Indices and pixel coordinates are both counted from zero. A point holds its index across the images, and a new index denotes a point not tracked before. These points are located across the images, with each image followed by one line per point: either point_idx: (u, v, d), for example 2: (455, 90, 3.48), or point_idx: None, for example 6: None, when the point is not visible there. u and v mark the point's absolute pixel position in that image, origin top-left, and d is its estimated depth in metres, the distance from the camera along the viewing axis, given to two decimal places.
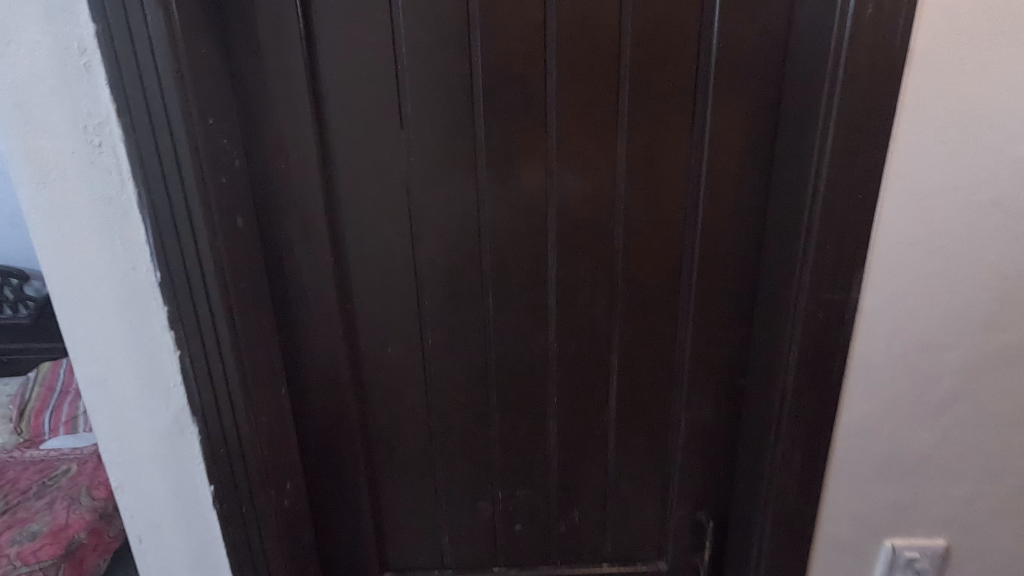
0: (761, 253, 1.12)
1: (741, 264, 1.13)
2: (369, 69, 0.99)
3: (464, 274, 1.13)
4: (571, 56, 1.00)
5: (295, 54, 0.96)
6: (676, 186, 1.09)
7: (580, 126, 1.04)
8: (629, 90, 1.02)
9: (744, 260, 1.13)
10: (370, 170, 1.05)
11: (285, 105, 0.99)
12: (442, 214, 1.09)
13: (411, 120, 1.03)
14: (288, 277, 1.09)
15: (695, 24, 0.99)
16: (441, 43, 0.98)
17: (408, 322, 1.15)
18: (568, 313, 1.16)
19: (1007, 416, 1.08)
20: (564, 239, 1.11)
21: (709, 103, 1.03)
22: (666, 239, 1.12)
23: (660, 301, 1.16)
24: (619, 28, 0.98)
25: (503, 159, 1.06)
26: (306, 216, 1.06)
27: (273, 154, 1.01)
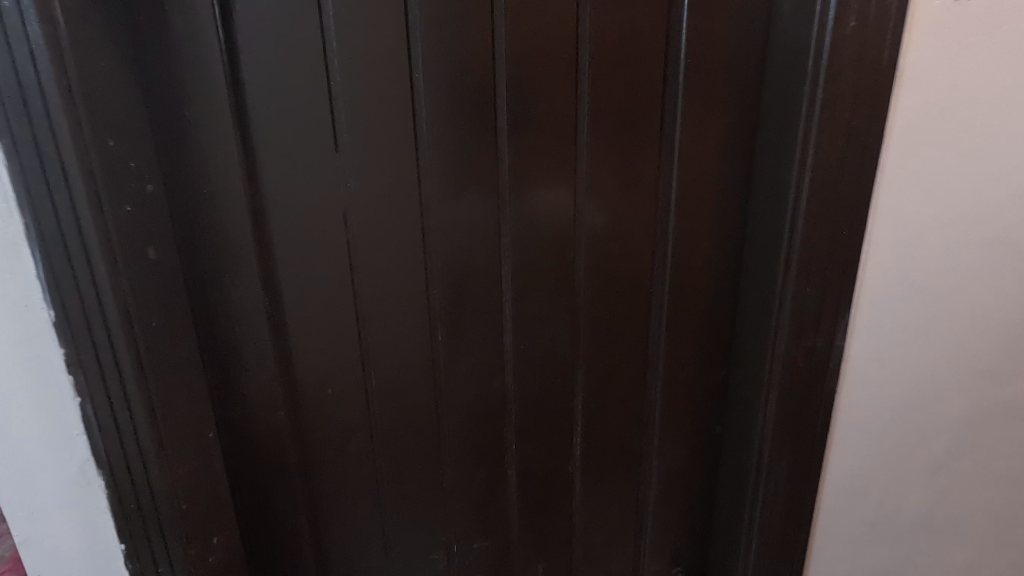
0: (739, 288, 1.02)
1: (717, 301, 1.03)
2: (298, 86, 0.89)
3: (411, 309, 1.03)
4: (523, 73, 0.90)
5: (213, 68, 0.86)
6: (644, 216, 0.98)
7: (535, 150, 0.94)
8: (588, 109, 0.92)
9: (720, 296, 1.02)
10: (303, 197, 0.95)
11: (204, 126, 0.88)
12: (384, 245, 0.99)
13: (347, 141, 0.92)
14: (216, 311, 0.99)
15: (660, 39, 0.89)
16: (378, 57, 0.88)
17: (350, 360, 1.05)
18: (526, 351, 1.06)
19: (1002, 467, 0.98)
20: (520, 271, 1.01)
21: (677, 125, 0.93)
22: (633, 272, 1.01)
23: (628, 339, 1.05)
24: (577, 42, 0.89)
25: (451, 185, 0.96)
26: (233, 245, 0.95)
27: (192, 179, 0.91)
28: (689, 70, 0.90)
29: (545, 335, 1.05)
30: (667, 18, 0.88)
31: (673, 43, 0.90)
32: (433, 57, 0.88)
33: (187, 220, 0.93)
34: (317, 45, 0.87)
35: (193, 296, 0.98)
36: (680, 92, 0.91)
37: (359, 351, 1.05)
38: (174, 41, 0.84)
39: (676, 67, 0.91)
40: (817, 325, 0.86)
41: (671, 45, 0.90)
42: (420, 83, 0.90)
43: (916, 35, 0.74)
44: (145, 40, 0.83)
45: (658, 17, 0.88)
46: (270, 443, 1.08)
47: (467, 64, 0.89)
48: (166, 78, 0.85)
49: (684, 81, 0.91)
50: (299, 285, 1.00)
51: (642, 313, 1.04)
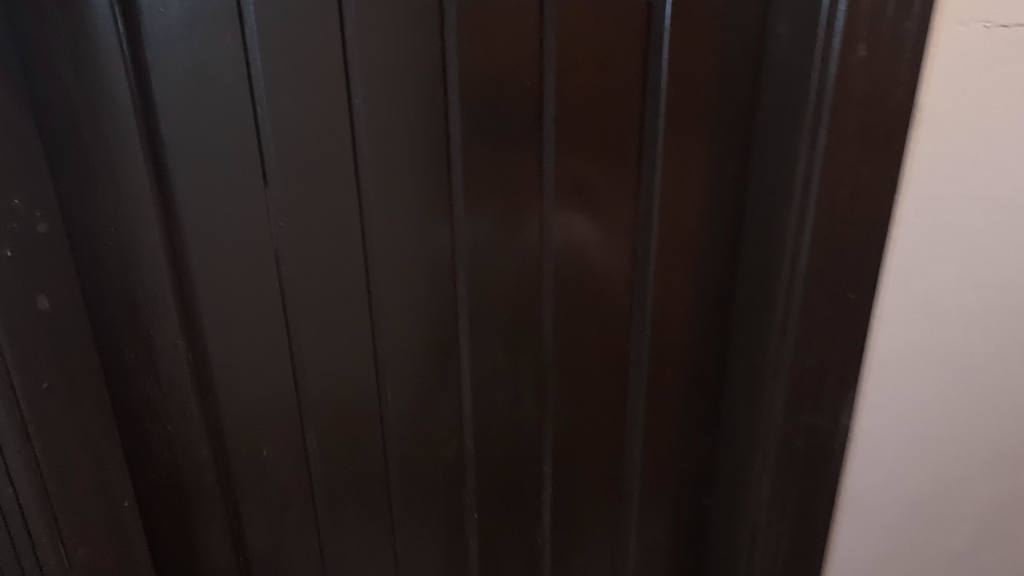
0: (729, 343, 0.90)
1: (702, 356, 0.90)
2: (218, 112, 0.76)
3: (356, 364, 0.90)
4: (479, 101, 0.78)
5: (117, 93, 0.74)
6: (619, 263, 0.86)
7: (493, 188, 0.82)
8: (554, 140, 0.80)
9: (705, 351, 0.90)
10: (227, 238, 0.82)
11: (109, 158, 0.76)
12: (322, 292, 0.86)
13: (276, 174, 0.80)
14: (130, 368, 0.86)
15: (637, 62, 0.77)
16: (310, 80, 0.76)
17: (287, 419, 0.92)
18: (487, 410, 0.93)
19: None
20: (478, 323, 0.88)
21: (658, 161, 0.80)
22: (608, 325, 0.89)
23: (604, 398, 0.93)
24: (540, 65, 0.77)
25: (398, 226, 0.84)
26: (146, 290, 0.82)
27: (97, 216, 0.78)
28: (671, 97, 0.78)
29: (506, 394, 0.92)
30: (644, 39, 0.76)
31: (651, 66, 0.77)
32: (375, 81, 0.77)
33: (94, 265, 0.81)
34: (238, 65, 0.75)
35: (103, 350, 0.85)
36: (660, 123, 0.79)
37: (296, 409, 0.92)
38: (71, 62, 0.72)
39: (655, 94, 0.78)
40: (818, 399, 0.74)
41: (650, 69, 0.78)
42: (360, 110, 0.78)
43: (938, 66, 0.62)
44: (37, 61, 0.72)
45: (633, 37, 0.76)
46: (198, 516, 0.95)
47: (414, 90, 0.77)
48: (63, 103, 0.73)
49: (665, 110, 0.78)
50: (226, 336, 0.87)
51: (619, 371, 0.91)
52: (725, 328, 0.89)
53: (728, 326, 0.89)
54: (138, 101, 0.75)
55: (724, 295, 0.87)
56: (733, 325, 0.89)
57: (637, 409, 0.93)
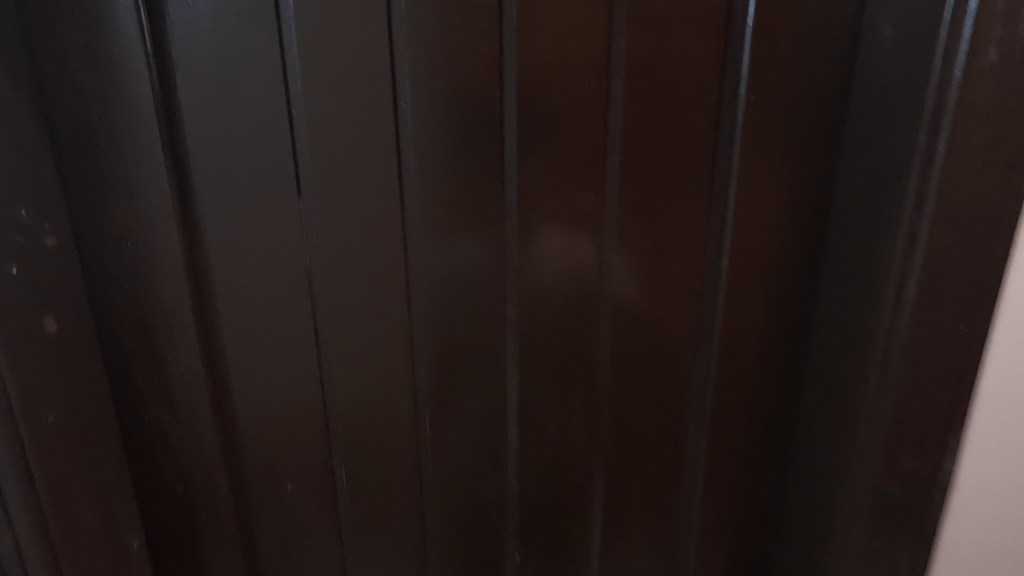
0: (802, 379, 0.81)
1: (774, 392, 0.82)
2: (249, 116, 0.69)
3: (393, 395, 0.82)
4: (538, 110, 0.71)
5: (137, 93, 0.66)
6: (686, 288, 0.79)
7: (549, 205, 0.75)
8: (618, 153, 0.73)
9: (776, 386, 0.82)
10: (256, 255, 0.75)
11: (125, 165, 0.69)
12: (359, 316, 0.79)
13: (312, 186, 0.72)
14: (143, 396, 0.78)
15: (714, 69, 0.70)
16: (353, 82, 0.69)
17: (314, 454, 0.84)
18: (533, 445, 0.85)
19: None
20: (527, 350, 0.81)
21: (733, 178, 0.73)
22: (670, 355, 0.81)
23: (661, 433, 0.85)
24: (605, 70, 0.70)
25: (444, 244, 0.76)
26: (164, 311, 0.75)
27: (112, 229, 0.71)
28: (750, 108, 0.71)
29: (555, 428, 0.84)
30: (722, 43, 0.69)
31: (729, 73, 0.70)
32: (425, 87, 0.70)
33: (106, 283, 0.73)
34: (274, 65, 0.67)
35: (114, 376, 0.77)
36: (736, 136, 0.72)
37: (324, 444, 0.84)
38: (87, 58, 0.65)
39: (733, 104, 0.71)
40: (921, 446, 0.67)
41: (727, 76, 0.70)
42: (407, 117, 0.71)
43: None
44: (50, 58, 0.65)
45: (711, 41, 0.69)
46: (212, 558, 0.86)
47: (468, 96, 0.70)
48: (77, 105, 0.66)
49: (743, 122, 0.71)
50: (252, 363, 0.79)
51: (678, 404, 0.84)
52: (797, 362, 0.81)
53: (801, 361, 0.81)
54: (160, 101, 0.67)
55: (802, 327, 0.80)
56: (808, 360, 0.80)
57: (697, 445, 0.85)
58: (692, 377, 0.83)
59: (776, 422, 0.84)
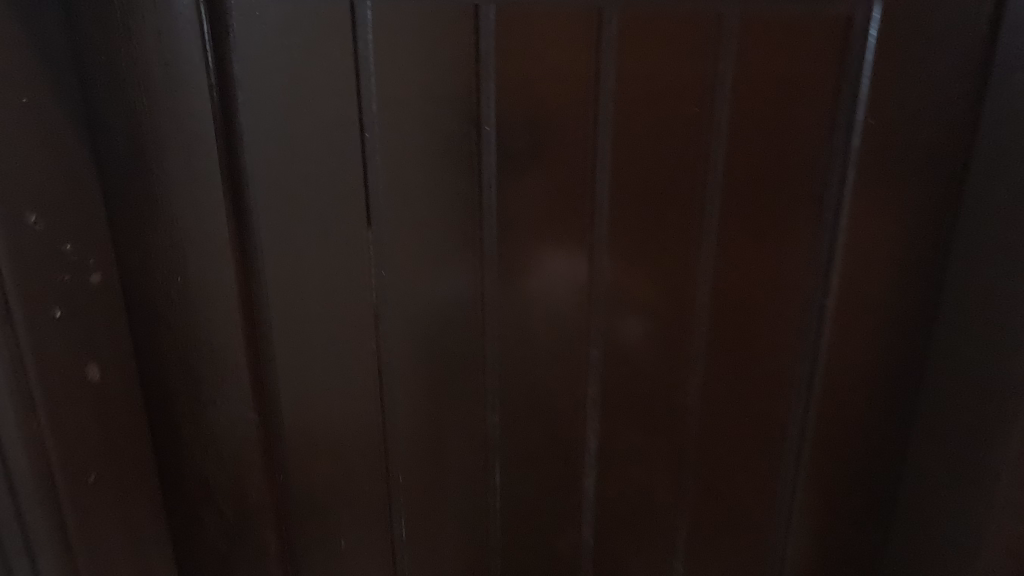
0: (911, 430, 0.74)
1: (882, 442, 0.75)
2: (319, 140, 0.63)
3: (462, 443, 0.75)
4: (634, 135, 0.65)
5: (195, 114, 0.60)
6: (786, 327, 0.72)
7: (641, 237, 0.69)
8: (719, 180, 0.67)
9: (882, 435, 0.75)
10: (318, 291, 0.68)
11: (178, 192, 0.62)
12: (427, 357, 0.72)
13: (383, 214, 0.66)
14: (186, 446, 0.71)
15: (828, 91, 0.64)
16: (435, 103, 0.63)
17: (372, 507, 0.77)
18: (612, 495, 0.78)
19: None
20: (610, 393, 0.74)
21: (845, 209, 0.68)
22: (766, 400, 0.75)
23: (752, 483, 0.78)
24: (709, 90, 0.64)
25: (523, 280, 0.70)
26: (213, 351, 0.68)
27: (159, 262, 0.65)
28: (867, 134, 0.65)
29: (637, 478, 0.77)
30: (840, 62, 0.63)
31: (843, 95, 0.64)
32: (512, 109, 0.63)
33: (151, 321, 0.66)
34: (348, 85, 0.61)
35: (155, 423, 0.70)
36: (850, 164, 0.66)
37: (383, 497, 0.77)
38: (142, 76, 0.59)
39: (846, 130, 0.65)
40: None
41: (841, 99, 0.65)
42: (490, 142, 0.64)
43: None
44: (102, 75, 0.60)
45: (826, 60, 0.63)
46: None
47: (560, 120, 0.64)
48: (128, 127, 0.61)
49: (859, 149, 0.66)
50: (308, 409, 0.72)
51: (772, 453, 0.76)
52: (907, 411, 0.74)
53: (912, 409, 0.74)
54: (220, 123, 0.61)
55: (913, 371, 0.73)
56: (920, 409, 0.73)
57: (790, 497, 0.78)
58: (787, 424, 0.75)
59: (879, 474, 0.77)
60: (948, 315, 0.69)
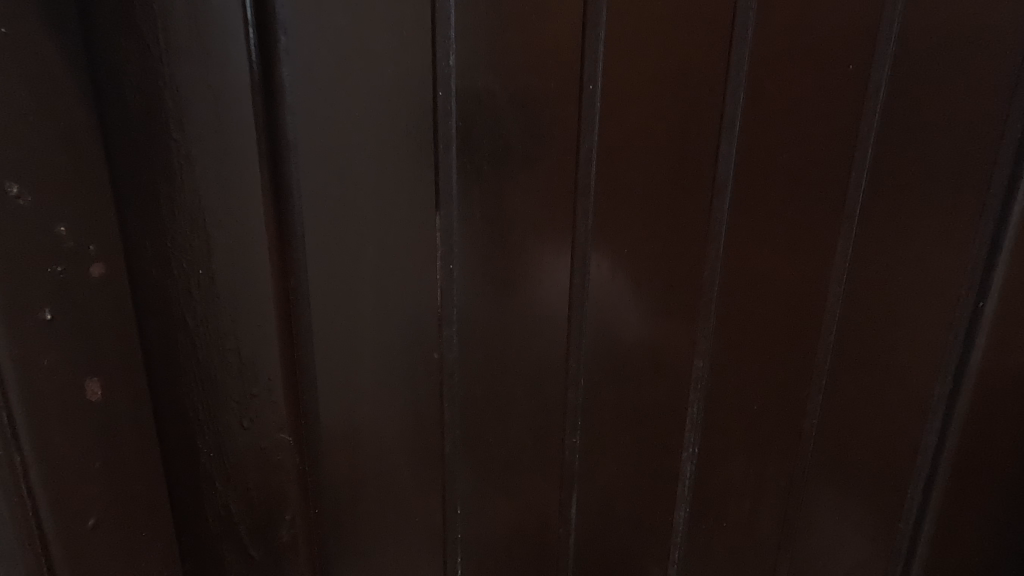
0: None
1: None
2: (381, 99, 0.51)
3: (536, 470, 0.63)
4: (770, 99, 0.53)
5: (226, 62, 0.48)
6: (929, 337, 0.60)
7: (767, 228, 0.56)
8: (866, 160, 0.55)
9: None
10: (372, 288, 0.56)
11: (201, 161, 0.49)
12: (500, 368, 0.60)
13: (454, 194, 0.54)
14: (207, 476, 0.58)
15: (1017, 45, 0.51)
16: (528, 56, 0.51)
17: (426, 543, 0.64)
18: (709, 528, 0.67)
19: None
20: (715, 414, 0.62)
21: (1020, 196, 0.55)
22: (897, 423, 0.63)
23: (871, 518, 0.66)
24: (869, 47, 0.52)
25: (619, 277, 0.58)
26: (242, 359, 0.55)
27: (175, 249, 0.51)
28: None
29: (737, 511, 0.66)
30: None
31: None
32: (624, 63, 0.52)
33: (164, 324, 0.53)
34: (421, 30, 0.50)
35: (167, 450, 0.57)
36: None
37: (439, 534, 0.64)
38: (157, 11, 0.46)
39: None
40: None
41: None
42: (594, 105, 0.53)
43: None
44: (105, 9, 0.46)
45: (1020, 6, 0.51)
46: None
47: (684, 79, 0.52)
48: (139, 79, 0.47)
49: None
50: (354, 430, 0.60)
51: (896, 485, 0.65)
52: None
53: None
54: (257, 75, 0.49)
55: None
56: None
57: (914, 536, 0.67)
58: (918, 452, 0.64)
59: None
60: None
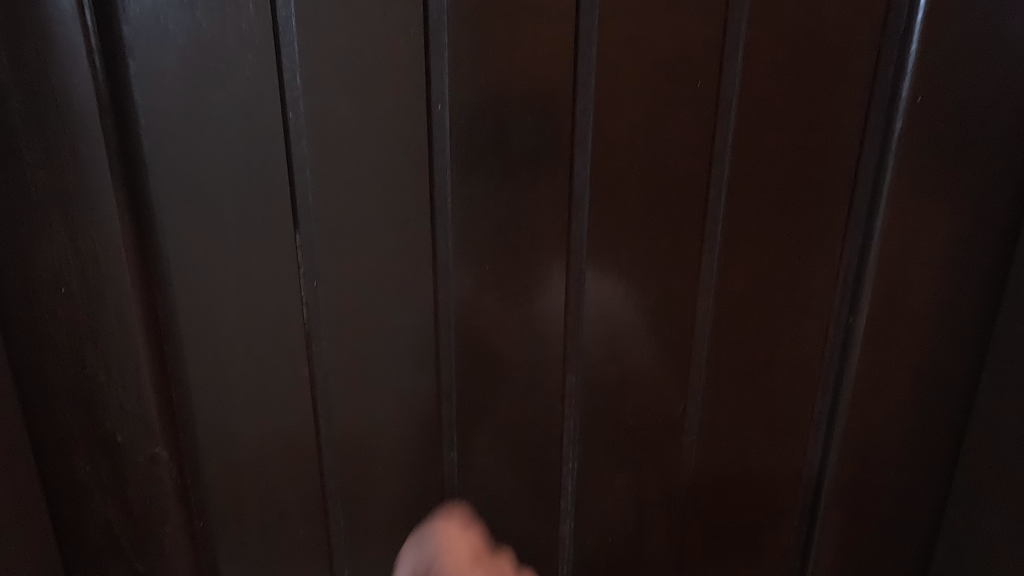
0: (961, 456, 0.67)
1: (928, 471, 0.68)
2: (228, 119, 0.52)
3: (418, 481, 0.65)
4: (619, 118, 0.56)
5: (72, 87, 0.49)
6: (804, 346, 0.63)
7: (627, 238, 0.59)
8: (720, 174, 0.58)
9: (931, 465, 0.67)
10: (236, 307, 0.56)
11: (55, 183, 0.51)
12: (371, 382, 0.61)
13: (312, 210, 0.55)
14: (84, 488, 0.59)
15: (863, 68, 0.55)
16: (376, 75, 0.53)
17: (312, 548, 0.65)
18: (596, 528, 0.68)
19: None
20: (592, 416, 0.64)
21: (860, 207, 0.59)
22: (777, 432, 0.65)
23: (756, 517, 0.68)
24: (708, 70, 0.55)
25: (486, 294, 0.60)
26: (107, 374, 0.56)
27: (36, 268, 0.53)
28: (910, 114, 0.56)
29: (621, 523, 0.68)
30: (860, 40, 0.54)
31: (885, 69, 0.55)
32: (474, 81, 0.54)
33: (32, 339, 0.55)
34: (264, 50, 0.51)
35: (44, 461, 0.58)
36: (890, 153, 0.57)
37: (324, 540, 0.65)
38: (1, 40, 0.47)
39: (887, 111, 0.56)
40: None
41: (881, 77, 0.56)
42: (444, 124, 0.55)
43: None
44: None
45: (842, 31, 0.54)
46: None
47: (534, 95, 0.55)
48: None
49: (901, 134, 0.56)
50: (229, 447, 0.60)
51: (785, 492, 0.67)
52: (959, 435, 0.67)
53: (964, 430, 0.66)
54: (107, 98, 0.50)
55: (967, 393, 0.65)
56: (969, 434, 0.66)
57: (797, 531, 0.69)
58: (794, 451, 0.66)
59: (905, 497, 0.68)
60: (1006, 328, 0.62)
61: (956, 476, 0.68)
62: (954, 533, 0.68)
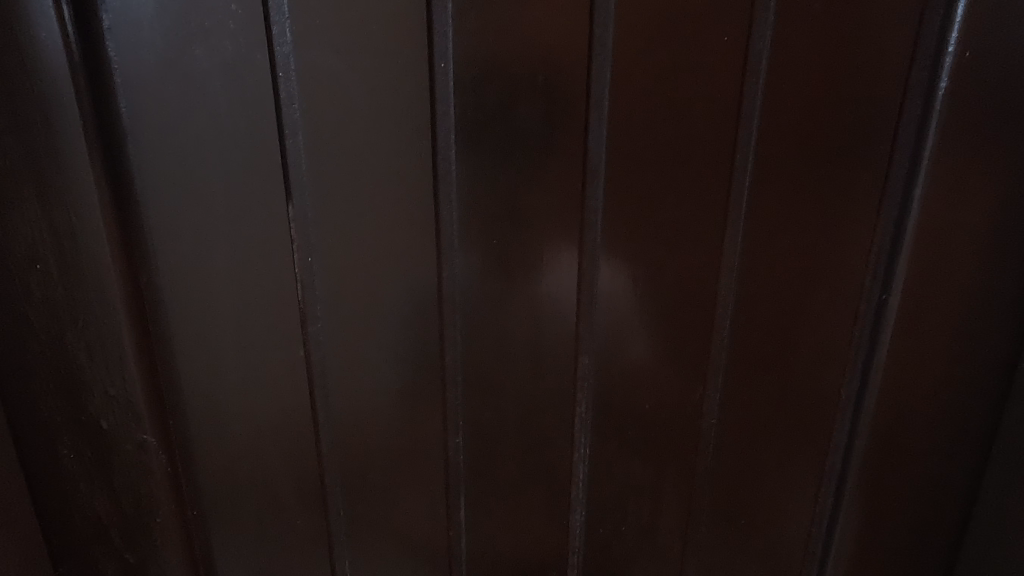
0: (997, 440, 0.63)
1: (959, 457, 0.64)
2: (213, 78, 0.47)
3: (422, 468, 0.62)
4: (638, 77, 0.51)
5: (39, 42, 0.44)
6: (831, 326, 0.59)
7: (644, 211, 0.55)
8: (745, 144, 0.54)
9: (963, 450, 0.64)
10: (226, 286, 0.53)
11: (24, 152, 0.46)
12: (371, 364, 0.58)
13: (306, 180, 0.51)
14: (71, 478, 0.56)
15: (906, 18, 0.50)
16: (373, 29, 0.48)
17: (312, 538, 0.62)
18: (610, 516, 0.65)
19: None
20: (605, 400, 0.61)
21: (896, 177, 0.54)
22: (800, 418, 0.62)
23: (776, 506, 0.65)
24: (736, 25, 0.50)
25: (494, 271, 0.56)
26: (90, 355, 0.52)
27: (9, 244, 0.49)
28: (957, 69, 0.51)
29: (635, 511, 0.65)
30: None
31: (932, 23, 0.50)
32: (479, 39, 0.49)
33: (10, 319, 0.51)
34: (250, 2, 0.46)
35: (27, 449, 0.55)
36: (932, 115, 0.52)
37: (324, 529, 0.62)
38: None
39: (932, 68, 0.51)
40: None
41: (926, 31, 0.50)
42: (447, 84, 0.51)
43: None
44: None
45: None
46: None
47: (544, 57, 0.50)
48: None
49: (946, 93, 0.51)
50: (223, 434, 0.57)
51: (807, 480, 0.64)
52: (993, 419, 0.63)
53: (1000, 418, 0.63)
54: (77, 55, 0.45)
55: (1005, 375, 0.61)
56: (1006, 419, 0.62)
57: (817, 522, 0.66)
58: (817, 438, 0.63)
59: (933, 487, 0.65)
60: None
61: (989, 464, 0.64)
62: (986, 520, 0.65)
